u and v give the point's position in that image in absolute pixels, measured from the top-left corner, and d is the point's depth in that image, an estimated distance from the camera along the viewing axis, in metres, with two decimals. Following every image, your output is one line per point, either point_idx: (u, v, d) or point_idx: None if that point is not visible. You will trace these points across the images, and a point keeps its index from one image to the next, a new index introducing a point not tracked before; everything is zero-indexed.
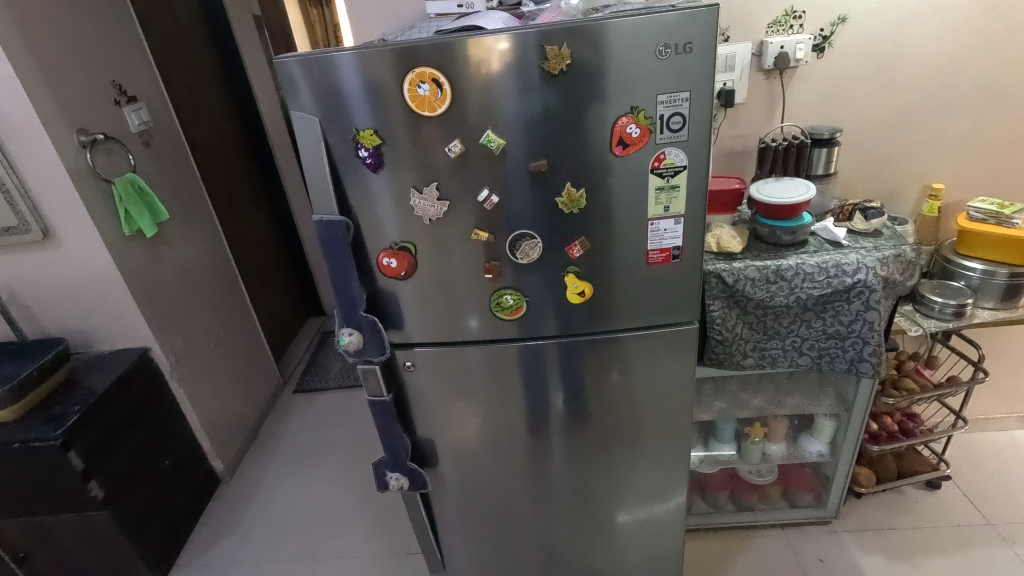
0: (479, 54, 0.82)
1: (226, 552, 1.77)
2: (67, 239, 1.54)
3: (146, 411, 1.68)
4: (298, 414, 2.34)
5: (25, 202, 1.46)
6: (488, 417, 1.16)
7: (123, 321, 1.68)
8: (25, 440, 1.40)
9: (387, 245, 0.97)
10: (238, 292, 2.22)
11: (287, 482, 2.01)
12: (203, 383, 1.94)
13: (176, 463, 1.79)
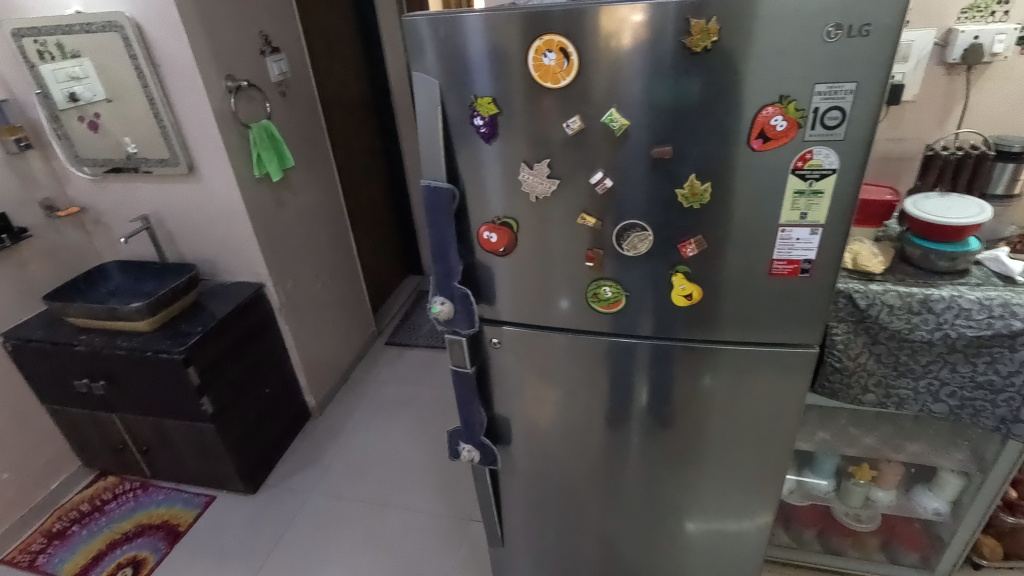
0: (612, 27, 0.76)
1: (308, 482, 1.91)
2: (207, 176, 1.69)
3: (255, 342, 1.84)
4: (387, 365, 2.45)
5: (177, 138, 1.62)
6: (568, 406, 1.13)
7: (245, 255, 1.83)
8: (156, 350, 1.57)
9: (490, 219, 0.95)
10: (347, 243, 2.34)
11: (369, 427, 2.13)
12: (307, 323, 2.08)
13: (275, 393, 1.95)
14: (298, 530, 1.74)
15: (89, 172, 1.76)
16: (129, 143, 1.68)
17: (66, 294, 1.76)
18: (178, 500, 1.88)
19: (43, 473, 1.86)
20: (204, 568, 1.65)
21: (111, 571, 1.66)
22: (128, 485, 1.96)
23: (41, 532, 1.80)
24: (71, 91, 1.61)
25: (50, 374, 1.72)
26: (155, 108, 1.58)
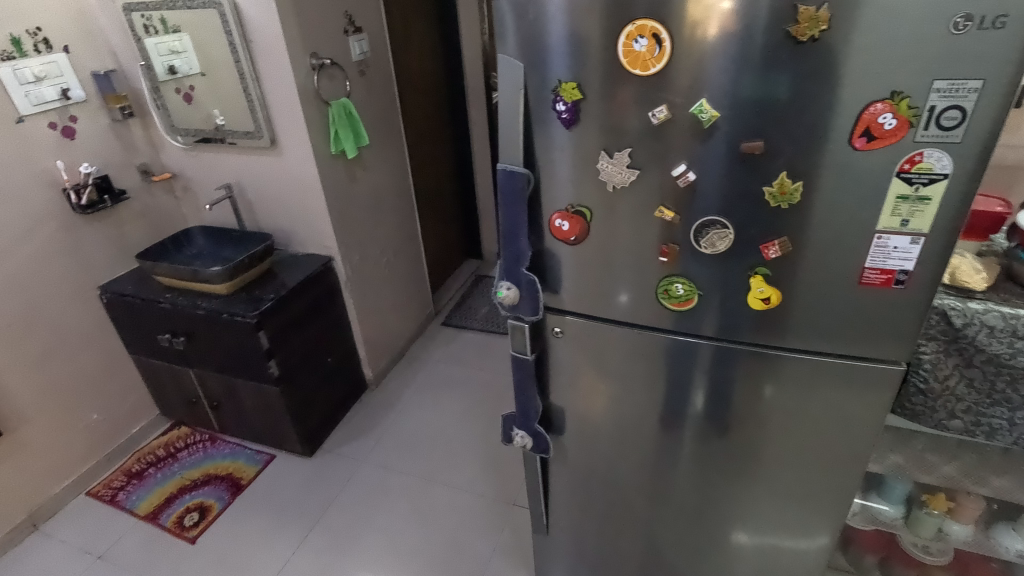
0: (698, 15, 0.73)
1: (361, 451, 1.98)
2: (287, 150, 1.76)
3: (321, 312, 1.91)
4: (442, 345, 2.50)
5: (262, 112, 1.69)
6: (625, 402, 1.11)
7: (317, 228, 1.90)
8: (231, 313, 1.67)
9: (563, 207, 0.94)
10: (413, 223, 2.38)
11: (421, 404, 2.18)
12: (370, 298, 2.14)
13: (335, 362, 2.03)
14: (349, 495, 1.82)
15: (181, 141, 1.88)
16: (218, 116, 1.78)
17: (156, 254, 1.89)
18: (242, 455, 1.99)
19: (127, 417, 2.02)
20: (262, 521, 1.75)
21: (180, 514, 1.79)
22: (198, 436, 2.10)
23: (122, 471, 1.97)
24: (171, 63, 1.74)
25: (137, 327, 1.86)
26: (245, 83, 1.66)
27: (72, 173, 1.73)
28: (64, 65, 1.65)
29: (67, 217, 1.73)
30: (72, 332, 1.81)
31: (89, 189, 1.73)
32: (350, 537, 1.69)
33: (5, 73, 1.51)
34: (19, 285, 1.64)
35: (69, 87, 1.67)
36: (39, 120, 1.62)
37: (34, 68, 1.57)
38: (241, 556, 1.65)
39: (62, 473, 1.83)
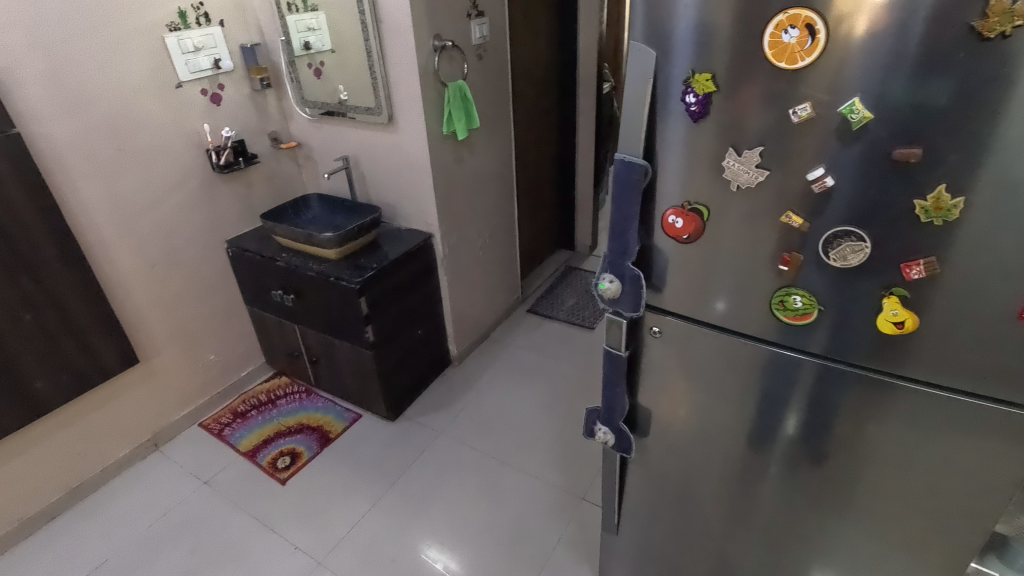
0: (853, 6, 0.68)
1: (439, 423, 2.06)
2: (402, 127, 1.83)
3: (417, 285, 1.99)
4: (525, 332, 2.52)
5: (384, 90, 1.77)
6: (718, 413, 1.06)
7: (422, 205, 1.97)
8: (337, 277, 1.78)
9: (678, 203, 0.90)
10: (510, 208, 2.41)
11: (500, 386, 2.22)
12: (463, 277, 2.20)
13: (424, 335, 2.11)
14: (424, 464, 1.89)
15: (309, 113, 2.01)
16: (342, 91, 1.89)
17: (277, 216, 2.05)
18: (332, 411, 2.13)
19: (237, 361, 2.23)
20: (345, 475, 1.87)
21: (274, 456, 1.96)
22: (296, 387, 2.27)
23: (229, 409, 2.17)
24: (308, 40, 1.87)
25: (255, 281, 2.03)
26: (371, 61, 1.75)
27: (215, 136, 1.91)
28: (219, 38, 1.83)
29: (208, 175, 1.92)
30: (202, 279, 2.01)
31: (227, 152, 1.90)
32: (422, 504, 1.76)
33: (171, 43, 1.71)
34: (163, 233, 1.84)
35: (220, 58, 1.85)
36: (193, 87, 1.81)
37: (193, 39, 1.76)
38: (324, 503, 1.78)
39: (181, 403, 2.06)
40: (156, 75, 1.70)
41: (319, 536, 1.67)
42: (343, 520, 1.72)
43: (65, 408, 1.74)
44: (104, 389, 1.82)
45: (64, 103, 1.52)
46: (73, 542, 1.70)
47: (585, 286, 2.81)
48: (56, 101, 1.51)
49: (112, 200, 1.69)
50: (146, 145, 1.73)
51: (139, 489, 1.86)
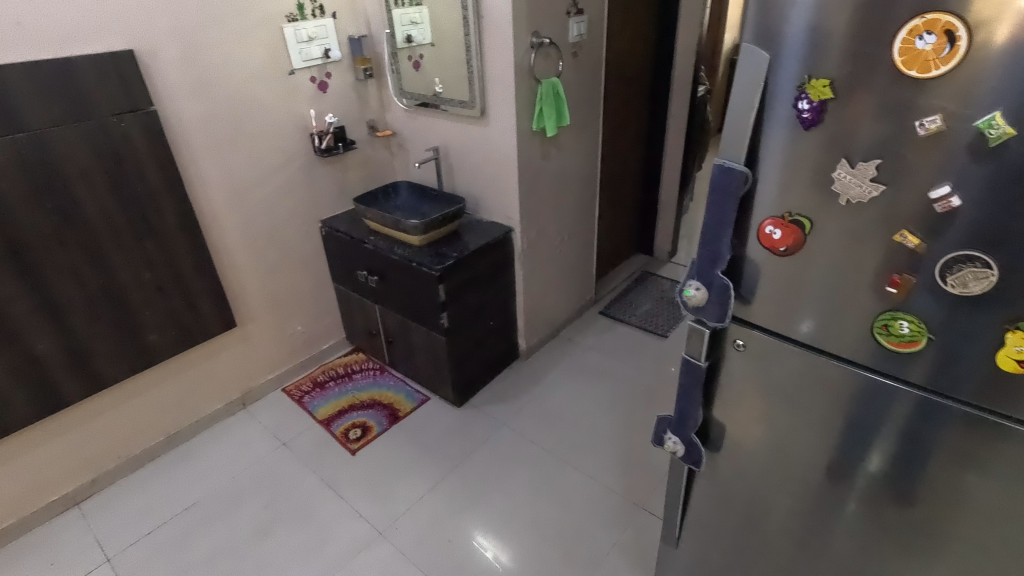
0: (1004, 11, 0.62)
1: (503, 414, 2.09)
2: (493, 122, 1.87)
3: (493, 277, 2.03)
4: (595, 334, 2.50)
5: (479, 84, 1.81)
6: (800, 437, 1.01)
7: (505, 199, 2.00)
8: (419, 263, 1.84)
9: (778, 213, 0.86)
10: (592, 208, 2.39)
11: (566, 385, 2.22)
12: (538, 273, 2.21)
13: (496, 327, 2.14)
14: (485, 453, 1.93)
15: (405, 103, 2.09)
16: (438, 84, 1.96)
17: (368, 200, 2.16)
18: (402, 390, 2.22)
19: (320, 334, 2.37)
20: (410, 453, 1.94)
21: (347, 427, 2.06)
22: (371, 365, 2.38)
23: (309, 378, 2.32)
24: (410, 34, 1.95)
25: (343, 260, 2.14)
26: (469, 55, 1.79)
27: (319, 121, 2.03)
28: (331, 29, 1.94)
29: (310, 158, 2.05)
30: (296, 254, 2.15)
31: (328, 137, 2.02)
32: (480, 491, 1.79)
33: (288, 32, 1.84)
34: (267, 209, 1.99)
35: (330, 48, 1.96)
36: (304, 74, 1.93)
37: (308, 30, 1.88)
38: (389, 478, 1.86)
39: (268, 368, 2.22)
40: (273, 62, 1.84)
41: (382, 508, 1.75)
42: (405, 496, 1.79)
43: (171, 362, 1.92)
44: (205, 348, 2.00)
45: (194, 85, 1.68)
46: (169, 482, 1.88)
47: (660, 293, 2.75)
48: (188, 83, 1.66)
49: (226, 175, 1.84)
50: (259, 127, 1.87)
51: (227, 442, 2.03)
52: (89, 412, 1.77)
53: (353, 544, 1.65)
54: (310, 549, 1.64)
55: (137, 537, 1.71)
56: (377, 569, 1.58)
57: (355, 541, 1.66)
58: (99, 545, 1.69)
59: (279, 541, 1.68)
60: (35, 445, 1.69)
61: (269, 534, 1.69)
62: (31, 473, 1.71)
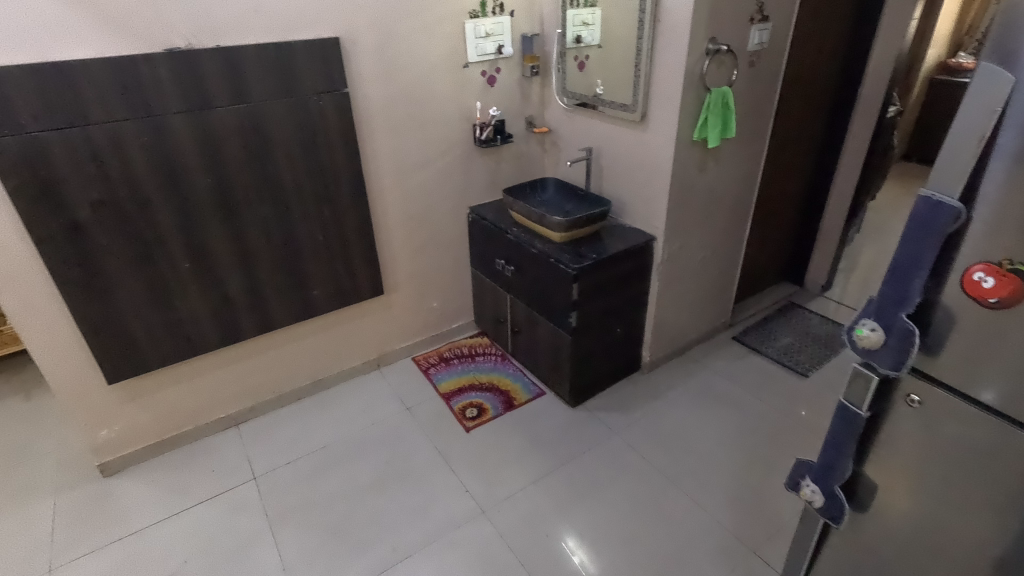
0: None
1: (617, 423, 2.05)
2: (653, 127, 1.83)
3: (627, 284, 1.99)
4: (726, 359, 2.36)
5: (644, 88, 1.79)
6: (974, 519, 0.87)
7: (652, 207, 1.95)
8: (557, 260, 1.87)
9: (993, 260, 0.74)
10: (742, 227, 2.26)
11: (687, 406, 2.12)
12: (675, 286, 2.14)
13: (622, 334, 2.11)
14: (592, 457, 1.92)
15: (566, 102, 2.13)
16: (599, 86, 1.97)
17: (516, 193, 2.24)
18: (520, 380, 2.28)
19: (453, 313, 2.51)
20: (520, 442, 1.99)
21: (464, 404, 2.17)
22: (494, 350, 2.48)
23: (437, 352, 2.47)
24: (580, 34, 1.98)
25: (484, 247, 2.24)
26: (638, 58, 1.77)
27: (483, 113, 2.13)
28: (507, 26, 2.03)
29: (469, 147, 2.17)
30: (443, 235, 2.29)
31: (489, 128, 2.12)
32: (583, 494, 1.79)
33: (469, 28, 1.95)
34: (425, 191, 2.14)
35: (503, 45, 2.05)
36: (476, 68, 2.05)
37: (486, 26, 1.98)
38: (497, 461, 1.92)
39: (404, 336, 2.40)
40: (451, 55, 1.97)
41: (487, 489, 1.82)
42: (511, 482, 1.84)
43: (326, 317, 2.15)
44: (354, 309, 2.21)
45: (382, 72, 1.85)
46: (310, 423, 2.12)
47: (805, 327, 2.51)
48: (377, 69, 1.84)
49: (396, 156, 2.01)
50: (430, 114, 2.02)
51: (360, 397, 2.23)
52: (257, 348, 2.05)
53: (456, 516, 1.73)
54: (418, 511, 1.76)
55: (279, 464, 1.94)
56: (475, 544, 1.64)
57: (459, 513, 1.74)
58: (249, 463, 1.95)
59: (393, 496, 1.81)
60: (215, 368, 1.99)
61: (385, 488, 1.84)
62: (209, 391, 2.01)
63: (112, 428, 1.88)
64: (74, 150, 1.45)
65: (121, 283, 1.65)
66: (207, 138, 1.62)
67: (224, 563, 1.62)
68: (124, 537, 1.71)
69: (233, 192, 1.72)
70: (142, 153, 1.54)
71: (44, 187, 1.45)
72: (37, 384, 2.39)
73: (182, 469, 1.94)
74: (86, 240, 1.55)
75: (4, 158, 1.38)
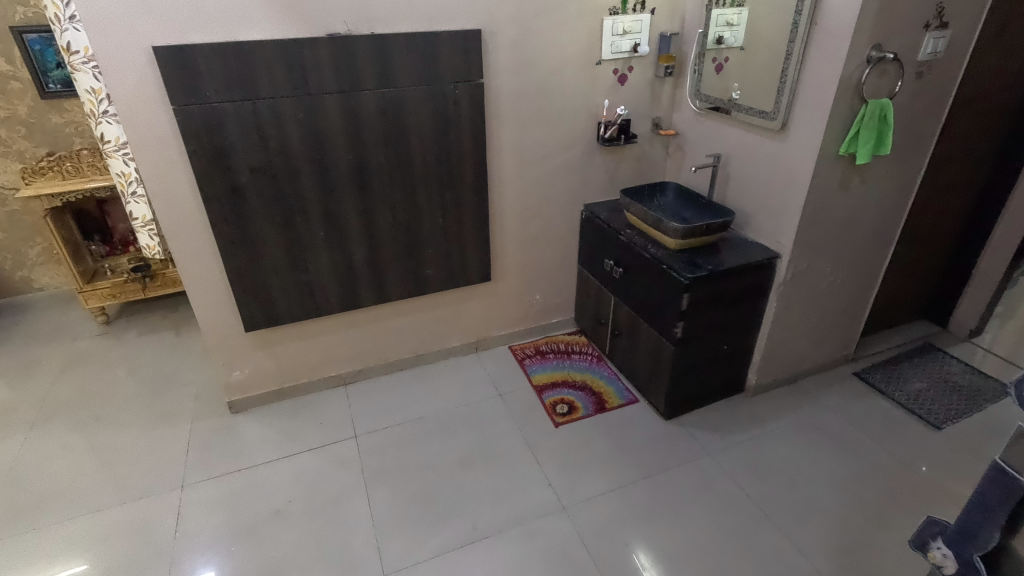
0: None
1: (712, 444, 1.96)
2: (794, 137, 1.71)
3: (742, 300, 1.89)
4: (842, 395, 2.17)
5: (788, 95, 1.67)
6: None
7: (780, 222, 1.83)
8: (669, 266, 1.81)
9: None
10: (882, 254, 2.05)
11: (792, 439, 1.98)
12: (794, 310, 1.99)
13: (729, 352, 2.01)
14: (681, 474, 1.85)
15: (697, 105, 2.06)
16: (735, 90, 1.88)
17: (634, 195, 2.20)
18: (613, 384, 2.25)
19: (553, 308, 2.53)
20: (607, 446, 1.96)
21: (555, 400, 2.18)
22: (590, 350, 2.46)
23: (533, 344, 2.50)
24: (722, 35, 1.89)
25: (594, 246, 2.23)
26: (787, 63, 1.65)
27: (610, 111, 2.11)
28: (646, 24, 1.99)
29: (591, 144, 2.17)
30: (554, 230, 2.31)
31: (614, 127, 2.10)
32: (667, 509, 1.73)
33: (607, 24, 1.94)
34: (542, 184, 2.17)
35: (640, 43, 2.01)
36: (609, 66, 2.03)
37: (625, 23, 1.95)
38: (582, 461, 1.91)
39: (503, 324, 2.46)
40: (585, 51, 1.97)
41: (570, 487, 1.81)
42: (594, 484, 1.82)
43: (434, 296, 2.25)
44: (461, 292, 2.29)
45: (516, 64, 1.89)
46: (408, 394, 2.24)
47: (944, 374, 2.24)
48: (512, 62, 1.88)
49: (519, 148, 2.06)
50: (557, 109, 2.03)
51: (456, 376, 2.32)
52: (371, 317, 2.19)
53: (537, 507, 1.75)
54: (501, 495, 1.80)
55: (377, 428, 2.07)
56: (553, 538, 1.65)
57: (539, 505, 1.76)
58: (351, 422, 2.10)
59: (478, 476, 1.87)
60: (332, 330, 2.16)
61: (471, 468, 1.90)
62: (324, 350, 2.19)
63: (242, 371, 2.10)
64: (242, 121, 1.63)
65: (266, 243, 1.84)
66: (353, 118, 1.75)
67: (323, 509, 1.76)
68: (242, 469, 1.91)
69: (368, 169, 1.84)
70: (296, 127, 1.70)
71: (215, 152, 1.65)
72: (186, 323, 2.74)
73: (295, 417, 2.14)
74: (242, 201, 1.74)
75: (188, 124, 1.58)
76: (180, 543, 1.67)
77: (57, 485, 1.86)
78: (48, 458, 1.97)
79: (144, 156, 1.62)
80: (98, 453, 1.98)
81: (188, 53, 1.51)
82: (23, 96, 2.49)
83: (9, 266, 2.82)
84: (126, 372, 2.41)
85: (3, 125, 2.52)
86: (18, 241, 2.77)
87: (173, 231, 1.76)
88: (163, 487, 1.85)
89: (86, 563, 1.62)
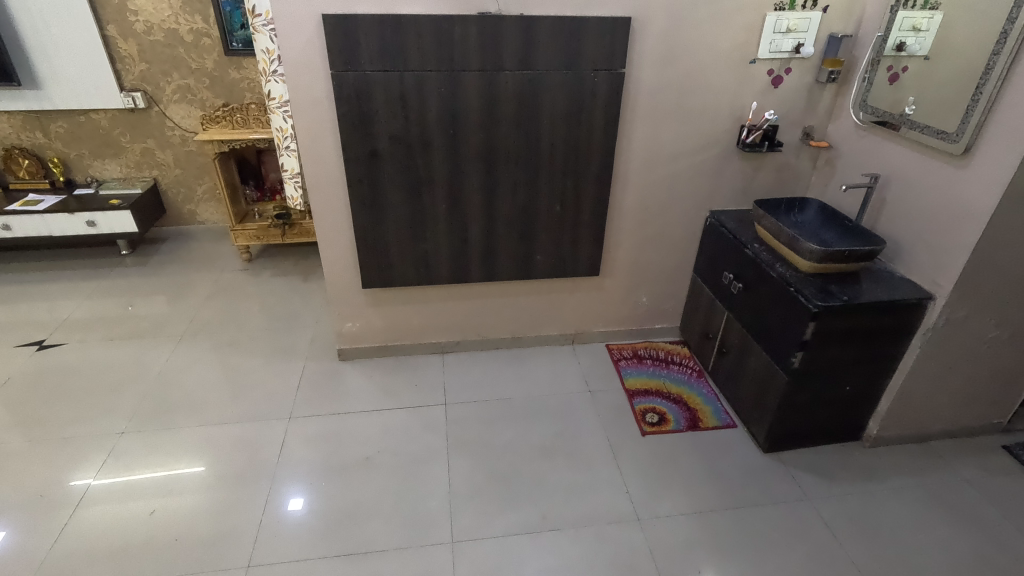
0: None
1: (812, 489, 1.80)
2: (978, 164, 1.47)
3: (878, 340, 1.69)
4: (983, 468, 1.88)
5: (978, 116, 1.44)
6: None
7: (940, 260, 1.61)
8: (797, 291, 1.65)
9: None
10: None
11: (910, 503, 1.75)
12: (943, 360, 1.74)
13: (851, 394, 1.82)
14: (770, 513, 1.71)
15: (860, 117, 1.86)
16: (909, 105, 1.67)
17: (770, 206, 2.03)
18: (711, 403, 2.13)
19: (659, 313, 2.44)
20: (695, 467, 1.87)
21: (645, 408, 2.10)
22: (691, 364, 2.35)
23: (632, 347, 2.43)
24: (905, 41, 1.68)
25: (716, 256, 2.10)
26: (984, 79, 1.42)
27: (756, 115, 1.96)
28: (815, 23, 1.81)
29: (729, 148, 2.04)
30: (674, 233, 2.21)
31: (758, 132, 1.94)
32: (749, 547, 1.61)
33: (770, 20, 1.79)
34: (669, 184, 2.08)
35: (803, 43, 1.84)
36: (764, 66, 1.88)
37: (791, 20, 1.79)
38: (665, 476, 1.83)
39: (604, 320, 2.42)
40: (740, 48, 1.83)
41: (648, 499, 1.75)
42: (673, 502, 1.75)
43: (540, 282, 2.25)
44: (568, 283, 2.28)
45: (663, 56, 1.81)
46: (501, 373, 2.28)
47: None
48: (659, 54, 1.81)
49: (651, 144, 1.98)
50: (698, 107, 1.93)
51: (550, 365, 2.33)
52: (476, 293, 2.25)
53: (609, 511, 1.71)
54: (576, 492, 1.78)
55: (466, 400, 2.14)
56: (622, 548, 1.60)
57: (614, 511, 1.71)
58: (443, 390, 2.19)
59: (556, 467, 1.86)
60: (438, 298, 2.24)
61: (550, 458, 1.90)
62: (429, 316, 2.29)
63: (355, 323, 2.26)
64: (389, 90, 1.72)
65: (392, 209, 1.94)
66: (490, 97, 1.78)
67: (405, 465, 1.86)
68: (341, 413, 2.07)
69: (496, 149, 1.87)
70: (436, 101, 1.76)
71: (361, 118, 1.76)
72: (314, 272, 3.00)
73: (394, 375, 2.27)
74: (378, 166, 1.85)
75: (342, 90, 1.70)
76: (280, 466, 1.84)
77: (191, 394, 2.13)
78: (188, 369, 2.26)
79: (301, 114, 1.77)
80: (228, 373, 2.24)
81: (352, 24, 1.61)
82: (210, 50, 2.82)
83: (181, 200, 3.24)
84: (258, 307, 2.68)
85: (193, 76, 2.88)
86: (190, 178, 3.18)
87: (315, 185, 1.91)
88: (274, 414, 2.05)
89: (203, 466, 1.84)
